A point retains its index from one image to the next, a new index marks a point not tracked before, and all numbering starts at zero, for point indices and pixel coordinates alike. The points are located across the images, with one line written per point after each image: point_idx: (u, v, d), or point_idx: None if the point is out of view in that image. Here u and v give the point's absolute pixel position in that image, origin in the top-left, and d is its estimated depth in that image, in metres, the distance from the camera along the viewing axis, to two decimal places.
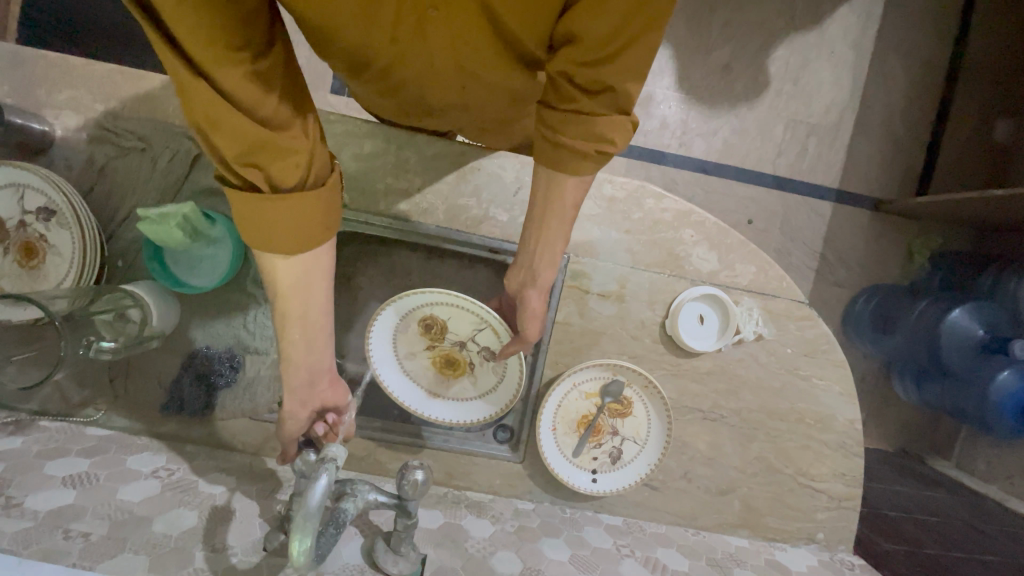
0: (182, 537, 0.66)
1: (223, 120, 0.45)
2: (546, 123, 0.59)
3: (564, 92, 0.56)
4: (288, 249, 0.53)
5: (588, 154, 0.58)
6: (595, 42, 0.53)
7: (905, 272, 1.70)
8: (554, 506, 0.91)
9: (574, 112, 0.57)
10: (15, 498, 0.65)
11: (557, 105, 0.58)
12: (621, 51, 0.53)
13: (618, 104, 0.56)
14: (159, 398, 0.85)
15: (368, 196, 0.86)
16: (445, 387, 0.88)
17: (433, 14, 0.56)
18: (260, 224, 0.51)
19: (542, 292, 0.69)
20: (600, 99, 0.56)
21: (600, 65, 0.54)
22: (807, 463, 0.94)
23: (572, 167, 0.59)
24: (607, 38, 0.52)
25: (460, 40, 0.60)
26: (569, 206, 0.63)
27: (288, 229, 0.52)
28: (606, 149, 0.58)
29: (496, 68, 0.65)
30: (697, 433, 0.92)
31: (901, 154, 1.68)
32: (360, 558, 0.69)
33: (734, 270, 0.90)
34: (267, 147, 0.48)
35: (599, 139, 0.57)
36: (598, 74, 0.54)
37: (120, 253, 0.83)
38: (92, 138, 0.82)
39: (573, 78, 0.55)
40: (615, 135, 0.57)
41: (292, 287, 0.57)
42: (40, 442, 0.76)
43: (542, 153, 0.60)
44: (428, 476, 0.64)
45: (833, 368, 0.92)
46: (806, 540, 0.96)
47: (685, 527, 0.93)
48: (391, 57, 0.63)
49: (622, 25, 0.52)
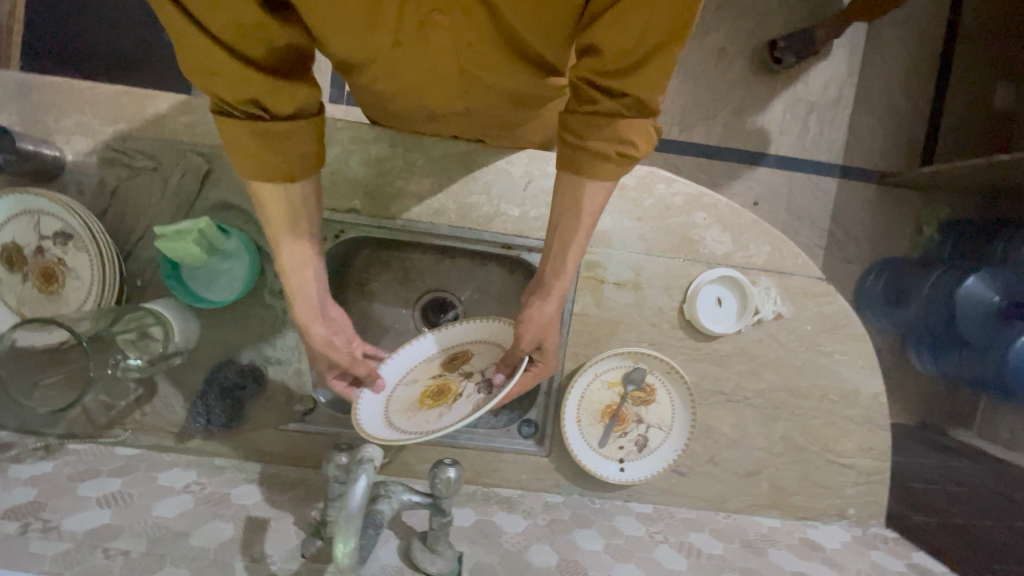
0: (220, 549, 0.66)
1: (217, 60, 0.48)
2: (569, 126, 0.59)
3: (587, 96, 0.57)
4: (281, 180, 0.57)
5: (609, 158, 0.58)
6: (617, 51, 0.52)
7: (915, 244, 1.69)
8: (583, 497, 0.90)
9: (597, 114, 0.56)
10: (52, 521, 0.67)
11: (580, 109, 0.58)
12: (643, 63, 0.52)
13: (641, 104, 0.55)
14: (185, 415, 0.86)
15: (378, 200, 0.86)
16: (412, 414, 0.75)
17: (437, 19, 0.55)
18: (245, 151, 0.54)
19: (558, 297, 0.66)
20: (622, 103, 0.55)
21: (623, 70, 0.53)
22: (833, 440, 0.94)
23: (590, 170, 0.59)
24: (629, 48, 0.51)
25: (465, 42, 0.59)
26: (588, 210, 0.63)
27: (274, 160, 0.55)
28: (628, 152, 0.57)
29: (506, 70, 0.66)
30: (721, 416, 0.92)
31: (903, 125, 1.67)
32: (398, 559, 0.69)
33: (748, 251, 0.90)
34: (260, 90, 0.50)
35: (620, 141, 0.57)
36: (620, 80, 0.53)
37: (139, 273, 0.83)
38: (103, 160, 0.82)
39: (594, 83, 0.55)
40: (636, 138, 0.57)
41: (275, 211, 0.60)
42: (71, 464, 0.79)
43: (567, 157, 0.60)
44: (461, 473, 0.64)
45: (854, 343, 0.92)
46: (837, 516, 0.95)
47: (715, 511, 0.93)
48: (394, 59, 0.62)
49: (644, 37, 0.50)
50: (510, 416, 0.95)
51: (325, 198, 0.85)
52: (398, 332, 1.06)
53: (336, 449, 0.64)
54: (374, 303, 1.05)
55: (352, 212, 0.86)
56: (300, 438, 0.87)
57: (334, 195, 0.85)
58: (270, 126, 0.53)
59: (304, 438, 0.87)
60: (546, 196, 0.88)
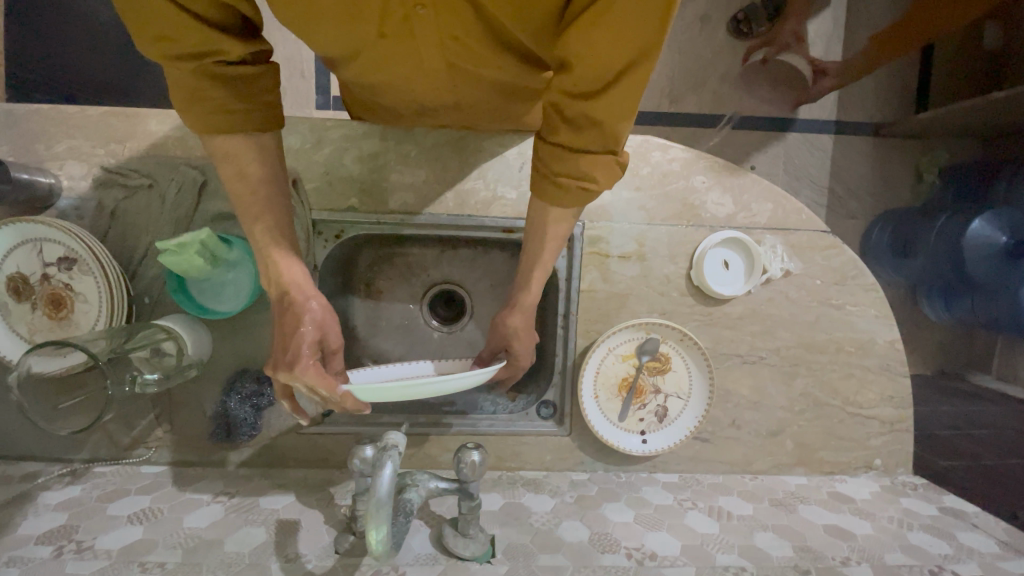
0: (255, 553, 0.67)
1: (176, 23, 0.48)
2: (539, 157, 0.61)
3: (555, 124, 0.59)
4: (242, 135, 0.58)
5: (570, 190, 0.60)
6: (585, 78, 0.52)
7: (916, 193, 1.68)
8: (608, 473, 0.90)
9: (563, 147, 0.59)
10: (86, 541, 0.68)
11: (550, 140, 0.60)
12: (608, 90, 0.52)
13: (604, 139, 0.56)
14: (206, 427, 0.86)
15: (375, 196, 0.86)
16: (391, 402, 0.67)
17: (420, 11, 0.55)
18: (202, 107, 0.54)
19: (522, 312, 0.74)
20: (588, 133, 0.56)
21: (587, 100, 0.53)
22: (853, 391, 0.93)
23: (557, 198, 0.62)
24: (596, 76, 0.51)
25: (450, 35, 0.59)
26: (554, 235, 0.67)
27: (237, 118, 0.56)
28: (590, 186, 0.60)
29: (494, 63, 0.66)
30: (739, 378, 0.91)
31: (894, 74, 1.65)
32: (431, 547, 0.68)
33: (751, 211, 0.89)
34: (223, 51, 0.52)
35: (583, 176, 0.59)
36: (586, 106, 0.54)
37: (146, 290, 0.83)
38: (98, 182, 0.82)
39: (565, 106, 0.56)
40: (597, 174, 0.59)
41: (244, 175, 0.59)
42: (99, 486, 0.80)
43: (534, 184, 0.64)
44: (485, 456, 0.65)
45: (866, 293, 0.91)
46: (864, 468, 0.95)
47: (742, 474, 0.93)
48: (380, 50, 0.62)
49: (610, 65, 0.50)
50: (528, 400, 0.95)
51: (322, 199, 0.85)
52: (408, 327, 1.06)
53: (358, 444, 0.65)
54: (381, 302, 1.05)
55: (350, 210, 0.85)
56: (321, 439, 0.87)
57: (330, 195, 0.85)
58: (229, 81, 0.54)
59: (325, 439, 0.87)
60: None
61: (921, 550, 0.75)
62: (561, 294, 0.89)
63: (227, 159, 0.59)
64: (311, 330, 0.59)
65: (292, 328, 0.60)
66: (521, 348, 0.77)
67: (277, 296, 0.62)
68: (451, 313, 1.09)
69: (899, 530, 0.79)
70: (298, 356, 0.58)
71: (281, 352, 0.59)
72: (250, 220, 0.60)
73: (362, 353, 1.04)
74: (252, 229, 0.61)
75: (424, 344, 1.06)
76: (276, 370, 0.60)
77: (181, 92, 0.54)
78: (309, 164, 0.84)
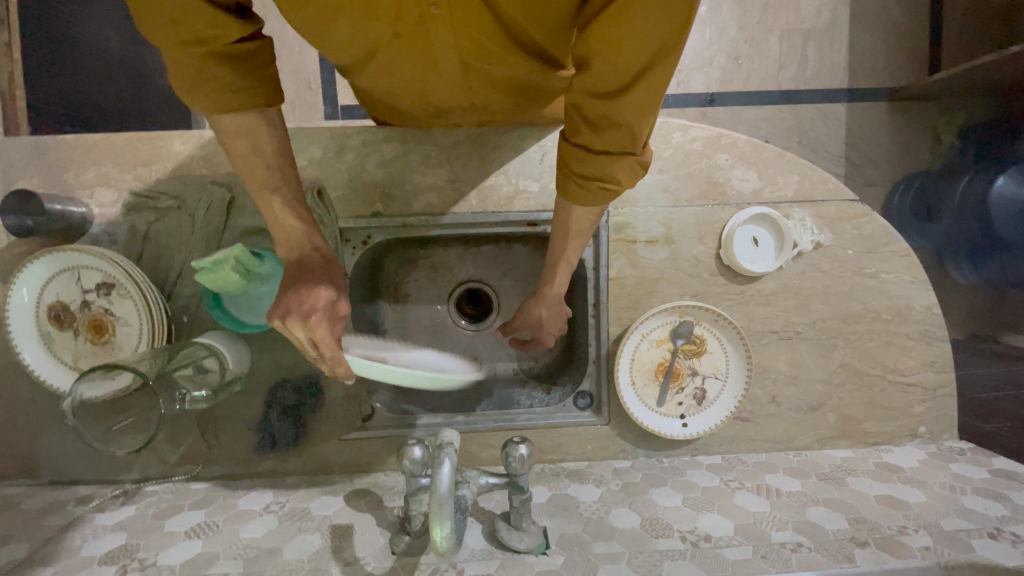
0: (314, 559, 0.68)
1: (183, 6, 0.46)
2: (561, 156, 0.60)
3: (576, 122, 0.57)
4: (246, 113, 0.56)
5: (592, 190, 0.59)
6: (605, 77, 0.50)
7: (935, 155, 1.65)
8: (650, 459, 0.90)
9: (584, 147, 0.57)
10: (149, 559, 0.69)
11: (571, 139, 0.58)
12: (630, 88, 0.50)
13: (628, 140, 0.55)
14: (251, 439, 0.87)
15: (399, 200, 0.86)
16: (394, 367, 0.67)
17: (434, 12, 0.54)
18: (206, 85, 0.52)
19: (545, 304, 0.80)
20: (610, 135, 0.54)
21: (608, 101, 0.52)
22: (894, 360, 0.92)
23: (580, 197, 0.61)
24: (618, 74, 0.49)
25: (465, 34, 0.58)
26: (576, 232, 0.68)
27: (243, 96, 0.54)
28: (610, 183, 0.59)
29: (509, 62, 0.65)
30: (776, 354, 0.91)
31: (905, 35, 1.62)
32: (485, 543, 0.69)
33: (777, 184, 0.88)
34: (226, 36, 0.50)
35: (604, 176, 0.58)
36: (608, 105, 0.52)
37: (183, 310, 0.85)
38: (128, 208, 0.83)
39: (586, 106, 0.54)
40: (619, 174, 0.58)
41: (259, 151, 0.59)
42: (153, 503, 0.81)
43: (558, 182, 0.63)
44: (532, 448, 0.66)
45: (899, 259, 0.90)
46: (909, 436, 0.94)
47: (785, 450, 0.92)
48: (394, 52, 0.62)
49: (635, 60, 0.48)
50: (564, 391, 0.96)
51: (347, 206, 0.85)
52: (437, 328, 1.06)
53: (406, 445, 0.66)
54: (409, 304, 1.06)
55: (375, 215, 0.86)
56: (366, 444, 0.88)
57: (355, 202, 0.85)
58: (230, 59, 0.52)
59: (369, 443, 0.88)
60: None
61: (977, 513, 0.74)
62: (590, 284, 0.90)
63: (239, 134, 0.57)
64: (327, 289, 0.58)
65: (306, 286, 0.58)
66: (548, 334, 0.86)
67: (292, 261, 0.62)
68: (478, 311, 1.09)
69: (953, 495, 0.79)
70: (314, 308, 0.56)
71: (295, 301, 0.57)
72: (262, 194, 0.61)
73: None
74: (270, 203, 0.61)
75: (453, 345, 1.06)
76: (285, 321, 0.57)
77: (182, 75, 0.51)
78: (331, 172, 0.85)
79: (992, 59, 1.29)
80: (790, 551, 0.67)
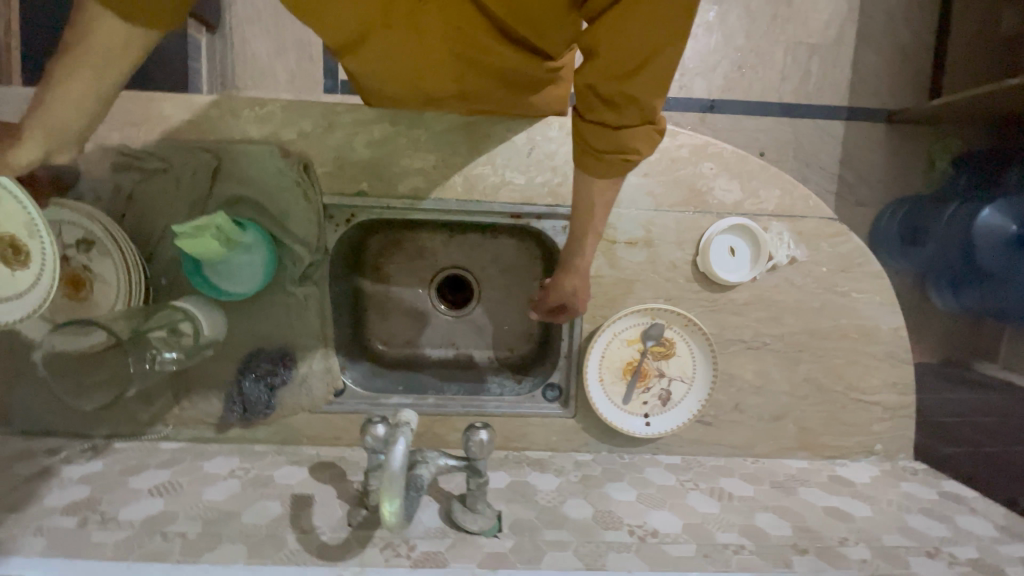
0: (271, 524, 0.69)
1: None
2: (578, 134, 0.63)
3: (590, 102, 0.59)
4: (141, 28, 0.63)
5: (612, 161, 0.62)
6: (616, 59, 0.53)
7: (927, 180, 1.67)
8: (612, 454, 0.92)
9: (601, 124, 0.59)
10: (110, 513, 0.71)
11: (587, 117, 0.61)
12: (642, 67, 0.53)
13: (641, 114, 0.57)
14: (222, 404, 0.89)
15: (385, 181, 0.87)
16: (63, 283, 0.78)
17: (426, 6, 0.57)
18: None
19: (576, 273, 0.79)
20: (625, 110, 0.57)
21: (621, 80, 0.55)
22: (858, 378, 0.94)
23: (599, 169, 0.63)
24: (630, 56, 0.53)
25: (456, 26, 0.61)
26: (601, 204, 0.70)
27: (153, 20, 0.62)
28: (629, 156, 0.61)
29: (500, 56, 0.67)
30: (744, 363, 0.93)
31: (908, 59, 1.63)
32: (440, 521, 0.71)
33: (759, 197, 0.89)
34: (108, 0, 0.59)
35: (623, 148, 0.60)
36: (620, 85, 0.55)
37: (162, 272, 0.85)
38: (115, 166, 0.83)
39: (597, 85, 0.57)
40: (638, 144, 0.60)
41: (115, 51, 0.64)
42: (120, 461, 0.83)
43: (574, 158, 0.66)
44: (492, 435, 0.67)
45: (872, 280, 0.92)
46: (866, 453, 0.96)
47: (744, 457, 0.94)
48: (385, 40, 0.64)
49: (647, 39, 0.51)
50: (534, 382, 0.97)
51: (332, 183, 0.86)
52: (417, 311, 1.08)
53: (370, 421, 0.67)
54: (389, 285, 1.07)
55: (360, 194, 0.86)
56: (334, 419, 0.90)
57: (341, 179, 0.86)
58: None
59: (338, 418, 0.90)
60: (551, 159, 0.87)
61: (918, 532, 0.77)
62: None
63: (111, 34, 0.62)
64: None
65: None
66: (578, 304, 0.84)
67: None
68: (459, 298, 1.10)
69: (899, 512, 0.81)
70: None
71: None
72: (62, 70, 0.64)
73: (372, 335, 1.06)
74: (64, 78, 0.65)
75: (431, 328, 1.08)
76: None
77: None
78: (319, 148, 0.85)
79: (992, 88, 1.30)
80: (732, 552, 0.70)
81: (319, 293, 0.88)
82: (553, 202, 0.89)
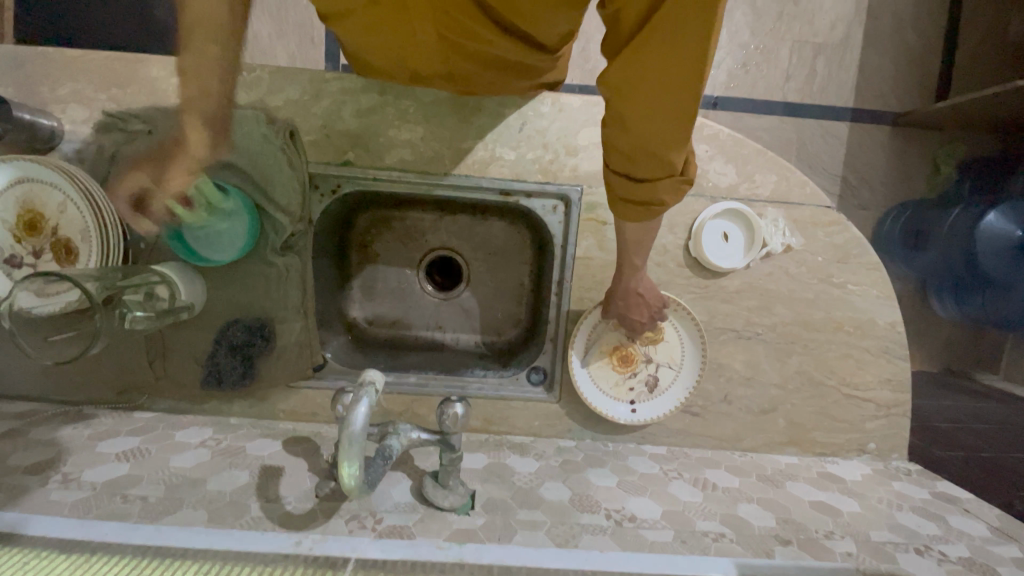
0: (236, 492, 0.67)
1: None
2: (609, 182, 0.64)
3: (613, 153, 0.60)
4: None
5: (637, 209, 0.63)
6: (632, 113, 0.53)
7: (932, 185, 1.64)
8: (596, 441, 0.90)
9: (625, 174, 0.61)
10: (73, 474, 0.69)
11: (613, 168, 0.62)
12: (658, 125, 0.53)
13: (666, 168, 0.57)
14: (198, 374, 0.87)
15: (373, 152, 0.85)
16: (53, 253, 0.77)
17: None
18: None
19: (619, 293, 0.82)
20: (650, 165, 0.57)
21: (637, 135, 0.55)
22: (851, 372, 0.92)
23: (631, 215, 0.65)
24: (645, 111, 0.52)
25: (445, 13, 0.59)
26: (636, 243, 0.72)
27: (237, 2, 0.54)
28: (656, 207, 0.62)
29: (490, 43, 0.65)
30: (733, 353, 0.90)
31: (917, 61, 1.61)
32: (410, 497, 0.69)
33: (753, 182, 0.87)
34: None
35: (649, 201, 0.61)
36: (638, 139, 0.55)
37: (142, 236, 0.84)
38: (98, 127, 0.83)
39: (617, 138, 0.57)
40: (662, 196, 0.61)
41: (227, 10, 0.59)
42: (90, 426, 0.81)
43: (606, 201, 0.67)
44: (468, 409, 0.66)
45: (867, 271, 0.89)
46: (857, 451, 0.93)
47: (731, 450, 0.92)
48: (371, 17, 0.61)
49: (662, 101, 0.50)
50: (519, 365, 0.95)
51: (318, 152, 0.85)
52: (404, 291, 1.06)
53: (343, 391, 0.66)
54: (377, 263, 1.06)
55: (346, 164, 0.85)
56: (312, 393, 0.88)
57: (328, 149, 0.85)
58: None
59: (316, 393, 0.88)
60: (542, 136, 0.86)
61: (907, 529, 0.74)
62: (556, 260, 0.89)
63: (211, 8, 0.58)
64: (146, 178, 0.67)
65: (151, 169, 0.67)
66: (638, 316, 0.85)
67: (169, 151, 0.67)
68: (447, 280, 1.09)
69: (888, 510, 0.78)
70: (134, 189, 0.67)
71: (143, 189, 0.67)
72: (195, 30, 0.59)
73: (357, 314, 1.05)
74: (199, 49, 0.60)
75: (418, 309, 1.06)
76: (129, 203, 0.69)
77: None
78: (306, 116, 0.84)
79: (998, 92, 1.26)
80: (710, 539, 0.67)
81: (301, 264, 0.87)
82: (542, 180, 0.87)
